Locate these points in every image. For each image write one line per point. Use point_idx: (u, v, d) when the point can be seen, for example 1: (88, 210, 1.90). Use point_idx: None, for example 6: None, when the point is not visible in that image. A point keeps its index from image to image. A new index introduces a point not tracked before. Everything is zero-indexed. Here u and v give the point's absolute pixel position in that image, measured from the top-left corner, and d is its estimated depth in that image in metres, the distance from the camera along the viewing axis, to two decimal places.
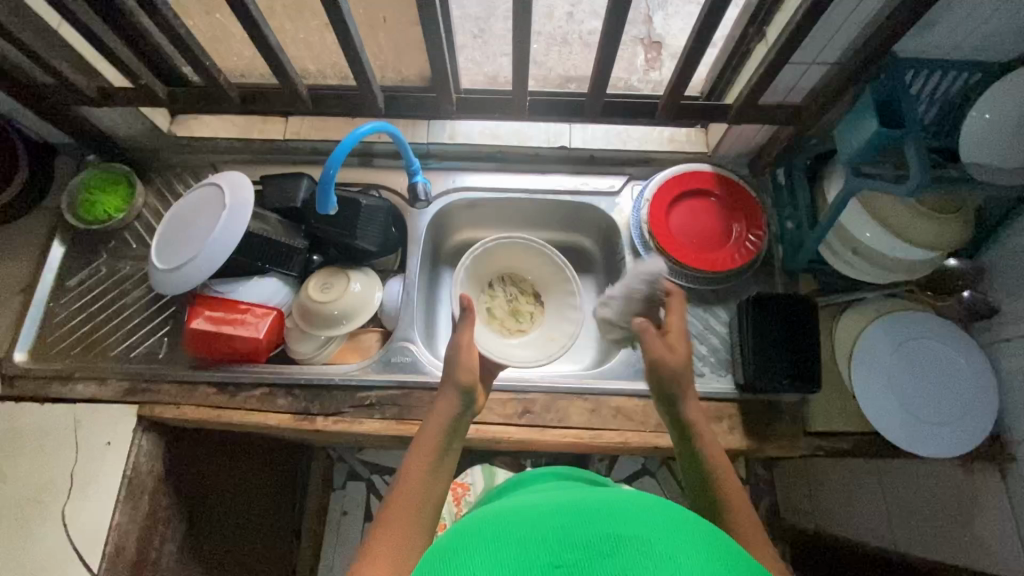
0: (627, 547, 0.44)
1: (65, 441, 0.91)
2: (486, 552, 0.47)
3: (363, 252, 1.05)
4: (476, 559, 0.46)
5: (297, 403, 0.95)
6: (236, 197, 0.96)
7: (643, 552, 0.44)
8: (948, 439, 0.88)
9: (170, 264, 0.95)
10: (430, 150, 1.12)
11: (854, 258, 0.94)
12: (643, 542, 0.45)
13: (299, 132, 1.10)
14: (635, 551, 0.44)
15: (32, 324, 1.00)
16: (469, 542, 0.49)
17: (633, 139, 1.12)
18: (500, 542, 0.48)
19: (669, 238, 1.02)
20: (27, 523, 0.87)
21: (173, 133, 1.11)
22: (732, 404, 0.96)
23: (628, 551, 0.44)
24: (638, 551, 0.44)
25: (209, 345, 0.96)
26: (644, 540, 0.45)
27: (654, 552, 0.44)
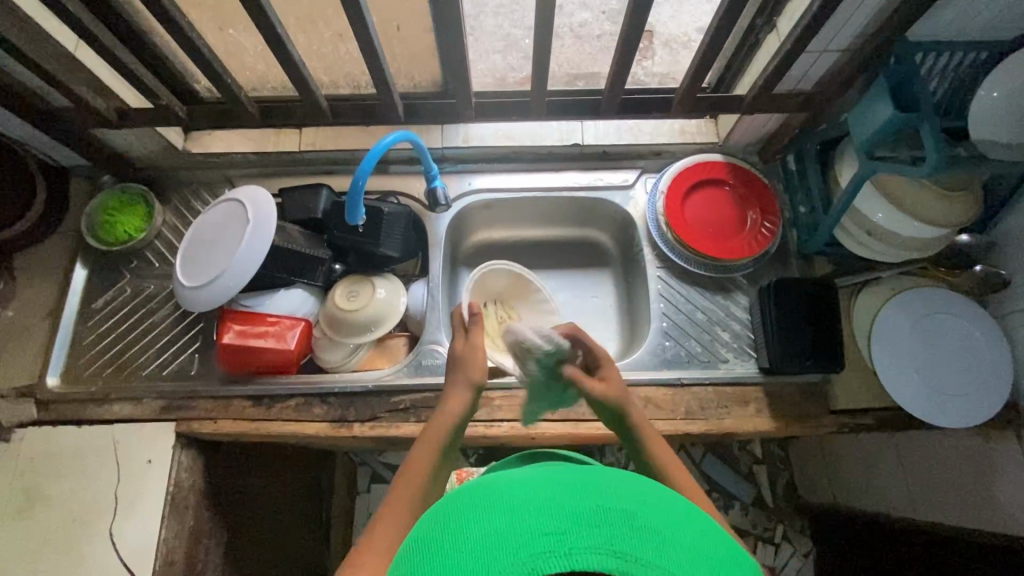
0: (619, 528, 0.44)
1: (106, 462, 0.92)
2: (478, 516, 0.47)
3: (385, 258, 1.06)
4: (471, 520, 0.47)
5: (333, 411, 0.96)
6: (259, 211, 0.97)
7: (642, 528, 0.45)
8: (968, 408, 0.90)
9: (198, 281, 0.96)
10: (445, 154, 1.13)
11: (869, 239, 0.96)
12: (644, 520, 0.46)
13: (315, 143, 1.11)
14: (635, 526, 0.45)
15: (61, 347, 1.01)
16: (463, 505, 0.49)
17: (644, 133, 1.14)
18: (494, 505, 0.47)
19: (687, 229, 1.04)
20: (75, 544, 0.88)
21: (188, 150, 1.12)
22: (756, 388, 0.98)
23: (627, 525, 0.45)
24: (638, 527, 0.45)
25: (241, 359, 0.97)
26: (645, 517, 0.46)
27: (652, 531, 0.45)
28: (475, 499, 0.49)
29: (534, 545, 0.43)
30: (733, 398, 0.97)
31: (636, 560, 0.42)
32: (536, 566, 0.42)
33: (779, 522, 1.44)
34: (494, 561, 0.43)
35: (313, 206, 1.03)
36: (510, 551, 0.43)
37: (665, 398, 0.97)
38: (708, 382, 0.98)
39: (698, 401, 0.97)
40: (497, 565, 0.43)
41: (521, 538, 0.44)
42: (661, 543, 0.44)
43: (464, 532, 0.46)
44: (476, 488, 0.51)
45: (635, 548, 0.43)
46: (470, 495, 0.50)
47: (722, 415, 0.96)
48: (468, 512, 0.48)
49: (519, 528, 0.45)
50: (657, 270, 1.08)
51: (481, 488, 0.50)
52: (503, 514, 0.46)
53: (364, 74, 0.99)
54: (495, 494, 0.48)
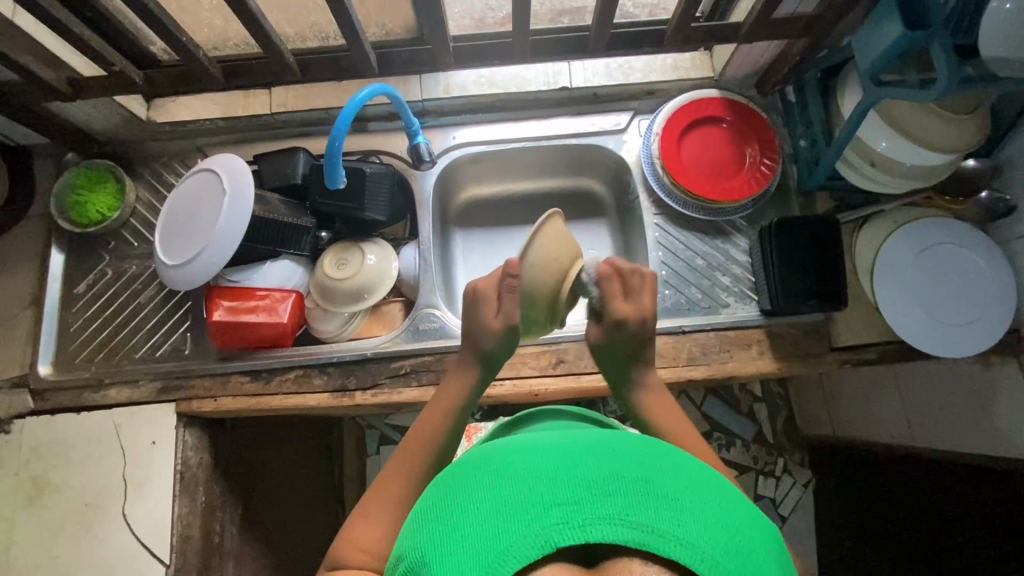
0: (634, 500, 0.42)
1: (110, 446, 0.92)
2: (487, 490, 0.45)
3: (372, 222, 1.02)
4: (479, 492, 0.46)
5: (333, 381, 0.95)
6: (236, 181, 0.92)
7: (658, 497, 0.43)
8: (974, 336, 0.90)
9: (180, 259, 0.92)
10: (425, 107, 1.06)
11: (873, 170, 0.93)
12: (659, 488, 0.44)
13: (287, 104, 1.05)
14: (650, 496, 0.43)
15: (48, 336, 0.98)
16: (472, 479, 0.48)
17: (636, 70, 1.06)
18: (503, 478, 0.46)
19: (684, 171, 1.00)
20: (90, 527, 0.89)
21: (153, 120, 1.04)
22: (759, 330, 0.97)
23: (641, 494, 0.43)
24: (653, 496, 0.43)
25: (234, 335, 0.95)
26: (660, 485, 0.44)
27: (669, 499, 0.43)
28: (481, 474, 0.48)
29: (545, 516, 0.41)
30: (735, 342, 0.96)
31: (655, 530, 0.40)
32: (547, 538, 0.40)
33: (779, 455, 1.48)
34: (504, 536, 0.41)
35: (292, 172, 0.99)
36: (520, 523, 0.41)
37: (666, 346, 0.96)
38: (711, 327, 0.97)
39: (700, 347, 0.96)
40: (506, 538, 0.41)
41: (529, 511, 0.42)
42: (679, 511, 0.42)
43: (471, 505, 0.45)
44: (483, 463, 0.49)
45: (652, 518, 0.41)
46: (477, 470, 0.49)
47: (724, 359, 0.95)
48: (475, 488, 0.46)
49: (527, 500, 0.43)
50: (654, 217, 1.04)
51: (488, 464, 0.49)
52: (511, 487, 0.45)
53: (331, 23, 0.92)
54: (502, 467, 0.47)
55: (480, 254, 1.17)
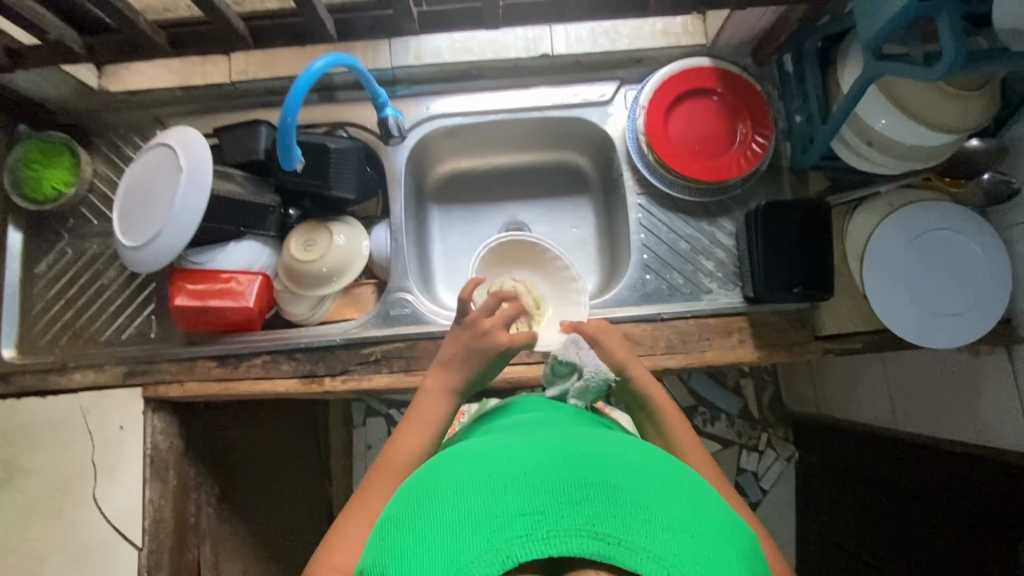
0: (602, 512, 0.43)
1: (78, 431, 0.91)
2: (456, 500, 0.45)
3: (340, 201, 0.97)
4: (448, 501, 0.46)
5: (302, 367, 0.93)
6: (192, 158, 0.87)
7: (625, 506, 0.44)
8: (962, 328, 0.86)
9: (137, 240, 0.88)
10: (396, 75, 0.99)
11: (869, 150, 0.88)
12: (627, 497, 0.44)
13: (247, 71, 0.98)
14: (618, 506, 0.43)
15: (10, 318, 0.96)
16: (442, 485, 0.48)
17: (623, 36, 0.99)
18: (472, 487, 0.46)
19: (670, 149, 0.94)
20: (62, 511, 0.89)
21: (107, 89, 0.97)
22: (742, 318, 0.94)
23: (608, 503, 0.43)
24: (620, 504, 0.44)
25: (198, 319, 0.92)
26: (627, 493, 0.45)
27: (637, 509, 0.43)
28: (448, 482, 0.48)
29: (510, 529, 0.42)
30: (715, 331, 0.93)
31: (621, 541, 0.41)
32: (510, 554, 0.41)
33: (763, 431, 1.48)
34: (468, 551, 0.41)
35: (254, 147, 0.93)
36: (484, 537, 0.42)
37: (644, 334, 0.93)
38: (691, 315, 0.94)
39: (679, 335, 0.93)
40: (470, 554, 0.41)
41: (496, 523, 0.42)
42: (646, 519, 0.43)
43: (437, 517, 0.45)
44: (450, 471, 0.50)
45: (618, 530, 0.41)
46: (448, 476, 0.49)
47: (703, 347, 0.92)
48: (444, 496, 0.47)
49: (492, 513, 0.43)
50: (638, 197, 0.99)
51: (455, 472, 0.49)
52: (476, 498, 0.45)
53: None
54: (468, 477, 0.48)
55: (458, 232, 1.12)
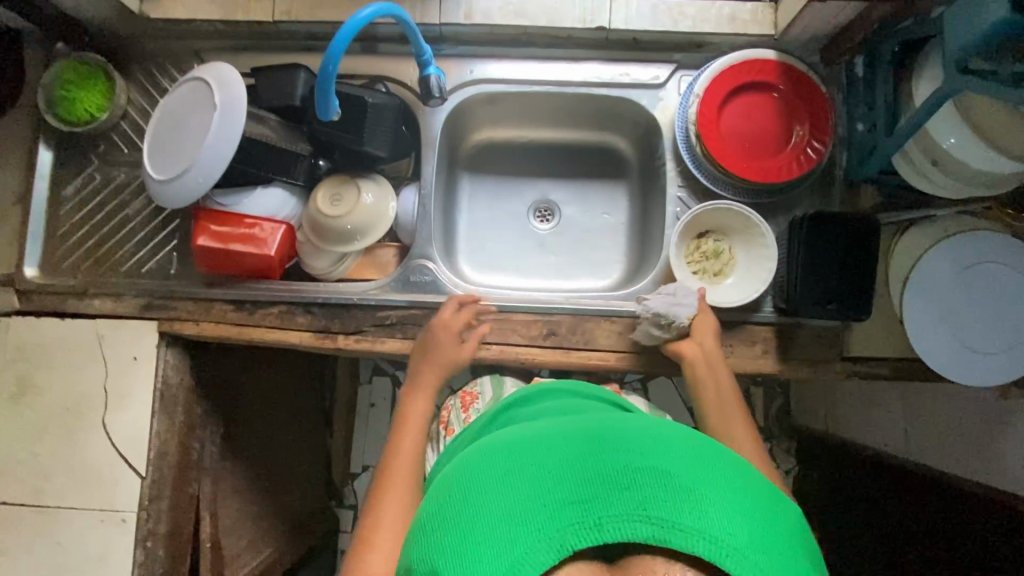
0: (653, 496, 0.45)
1: (93, 356, 0.92)
2: (504, 488, 0.48)
3: (372, 158, 0.95)
4: (496, 489, 0.48)
5: (317, 321, 0.93)
6: (228, 95, 0.84)
7: (674, 488, 0.45)
8: (999, 367, 0.83)
9: (165, 174, 0.87)
10: (442, 33, 0.95)
11: (932, 171, 0.82)
12: (674, 478, 0.46)
13: (291, 12, 0.94)
14: (666, 488, 0.45)
15: (35, 237, 0.96)
16: (487, 472, 0.50)
17: (687, 16, 0.92)
18: (519, 475, 0.48)
19: (720, 142, 0.89)
20: (72, 432, 0.91)
21: (146, 15, 0.93)
22: (768, 328, 0.90)
23: (656, 487, 0.45)
24: (668, 487, 0.46)
25: (219, 261, 0.91)
26: (673, 474, 0.47)
27: (685, 490, 0.45)
28: (491, 468, 0.50)
29: (562, 518, 0.44)
30: (739, 338, 0.90)
31: (673, 525, 0.43)
32: (565, 542, 0.43)
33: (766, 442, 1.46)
34: (524, 539, 0.44)
35: (291, 92, 0.91)
36: (538, 526, 0.44)
37: None
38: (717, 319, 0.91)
39: None
40: (527, 542, 0.44)
41: (548, 512, 0.45)
42: (696, 499, 0.45)
43: (486, 504, 0.47)
44: (491, 458, 0.52)
45: (670, 512, 0.44)
46: (490, 462, 0.51)
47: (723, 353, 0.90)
48: (491, 483, 0.49)
49: (541, 502, 0.46)
50: (678, 190, 0.95)
51: (498, 458, 0.51)
52: (524, 485, 0.47)
53: None
54: (511, 464, 0.50)
55: (486, 204, 1.09)
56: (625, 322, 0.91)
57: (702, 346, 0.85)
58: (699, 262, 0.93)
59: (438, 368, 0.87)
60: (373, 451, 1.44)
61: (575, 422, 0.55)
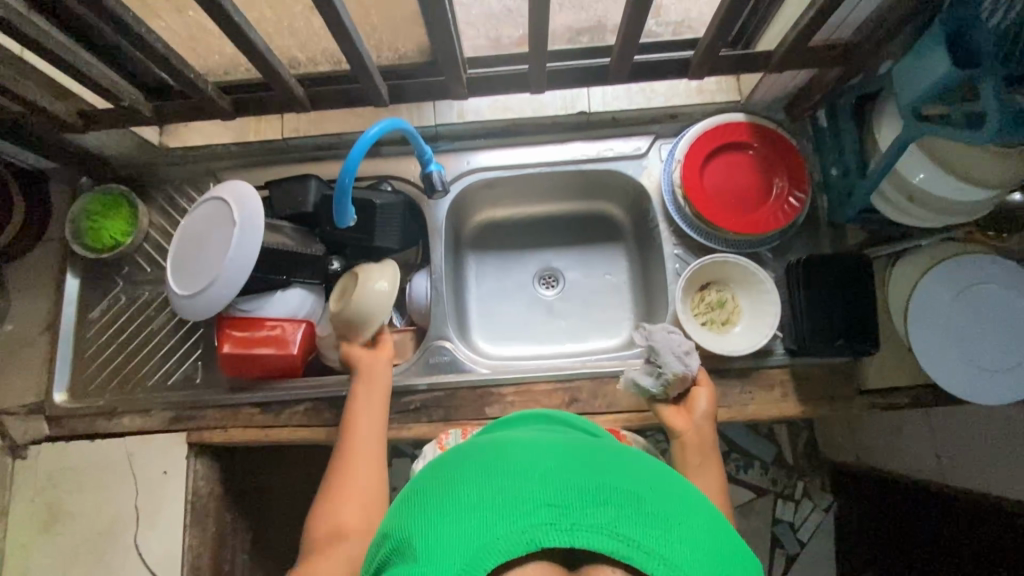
0: (627, 513, 0.40)
1: (123, 476, 0.92)
2: (479, 478, 0.43)
3: (383, 250, 1.01)
4: (471, 479, 0.44)
5: (343, 414, 0.94)
6: (246, 211, 0.90)
7: (651, 514, 0.41)
8: (1014, 384, 0.85)
9: (190, 290, 0.91)
10: (438, 132, 1.03)
11: (910, 206, 0.88)
12: (654, 505, 0.42)
13: (298, 128, 1.03)
14: (641, 512, 0.41)
15: (64, 362, 0.99)
16: (466, 463, 0.46)
17: (659, 94, 1.03)
18: (496, 469, 0.44)
19: (707, 201, 0.95)
20: (103, 557, 0.89)
21: (166, 146, 1.04)
22: (784, 370, 0.92)
23: (631, 507, 0.41)
24: (645, 510, 0.41)
25: (243, 366, 0.94)
26: (652, 501, 0.42)
27: (661, 519, 0.41)
28: (473, 459, 0.46)
29: (532, 515, 0.40)
30: (756, 383, 0.92)
31: (642, 546, 0.39)
32: (532, 537, 0.39)
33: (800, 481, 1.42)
34: (485, 526, 0.40)
35: (304, 200, 0.97)
36: (503, 518, 0.40)
37: None
38: (732, 367, 0.93)
39: (720, 388, 0.92)
40: (491, 530, 0.39)
41: (517, 509, 0.40)
42: (672, 530, 0.40)
43: (458, 488, 0.43)
44: (475, 452, 0.47)
45: (643, 535, 0.39)
46: (472, 456, 0.47)
47: (745, 401, 0.91)
48: (467, 472, 0.45)
49: (516, 494, 0.41)
50: (674, 248, 1.00)
51: (483, 451, 0.47)
52: (501, 478, 0.43)
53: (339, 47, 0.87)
54: (495, 458, 0.45)
55: (493, 278, 1.14)
56: None
57: (695, 423, 0.82)
58: (705, 312, 0.97)
59: (384, 388, 0.89)
60: None
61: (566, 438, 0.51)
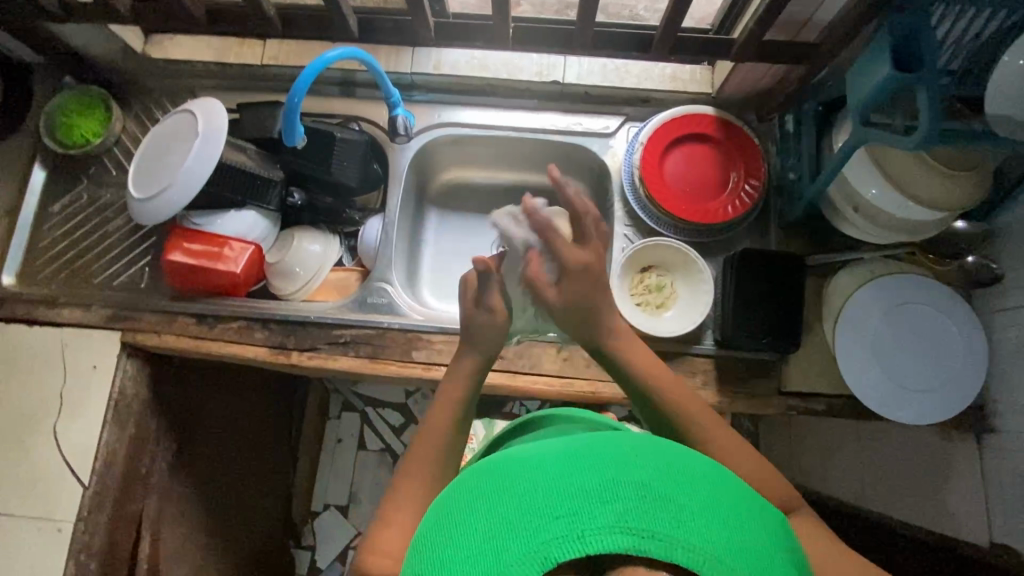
0: (633, 504, 0.43)
1: (54, 363, 0.94)
2: (489, 507, 0.46)
3: (343, 187, 1.03)
4: (481, 511, 0.46)
5: (274, 337, 0.96)
6: (209, 125, 0.93)
7: (656, 500, 0.44)
8: (929, 406, 0.86)
9: (144, 194, 0.93)
10: (414, 81, 1.05)
11: (854, 215, 0.89)
12: (656, 490, 0.45)
13: (278, 57, 1.04)
14: (646, 499, 0.44)
15: (17, 248, 1.01)
16: (472, 495, 0.48)
17: (632, 76, 1.04)
18: (504, 493, 0.47)
19: (660, 185, 0.96)
20: (21, 437, 0.92)
21: (150, 56, 1.07)
22: (709, 361, 0.93)
23: (636, 499, 0.44)
24: (649, 499, 0.44)
25: (188, 277, 0.96)
26: (654, 488, 0.45)
27: (666, 501, 0.44)
28: (479, 490, 0.48)
29: (546, 531, 0.42)
30: (680, 369, 0.93)
31: (653, 535, 0.41)
32: (550, 555, 0.41)
33: None
34: (505, 557, 0.42)
35: (270, 125, 0.99)
36: (520, 542, 0.42)
37: None
38: (659, 350, 0.93)
39: None
40: (514, 559, 0.42)
41: (529, 528, 0.43)
42: (678, 511, 0.43)
43: (472, 524, 0.46)
44: (477, 480, 0.50)
45: (651, 523, 0.42)
46: (476, 486, 0.49)
47: None
48: (477, 506, 0.47)
49: (526, 518, 0.44)
50: (624, 228, 1.01)
51: (484, 480, 0.50)
52: (508, 505, 0.46)
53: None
54: (499, 487, 0.48)
55: (451, 237, 1.15)
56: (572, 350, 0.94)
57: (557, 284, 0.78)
58: (642, 294, 0.97)
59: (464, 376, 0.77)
60: (335, 485, 1.46)
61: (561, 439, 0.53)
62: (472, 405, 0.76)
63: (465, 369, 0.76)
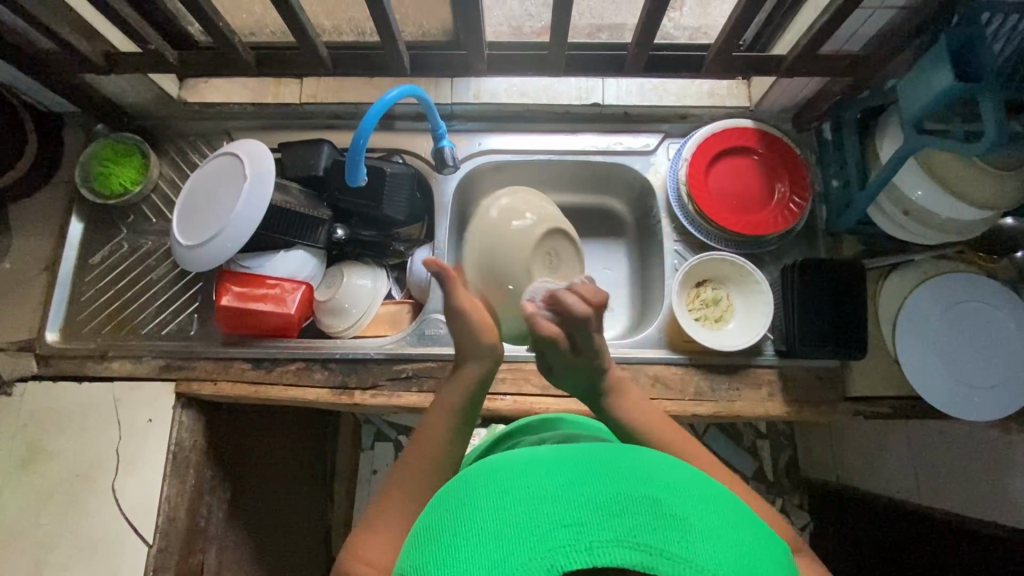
0: (637, 519, 0.41)
1: (108, 420, 0.92)
2: (492, 507, 0.44)
3: (390, 221, 1.03)
4: (484, 511, 0.44)
5: (334, 377, 0.95)
6: (256, 167, 0.91)
7: (668, 517, 0.42)
8: (995, 401, 0.86)
9: (192, 241, 0.91)
10: (454, 110, 1.06)
11: (905, 220, 0.89)
12: (666, 506, 0.43)
13: (316, 95, 1.04)
14: (656, 515, 0.42)
15: (59, 304, 0.99)
16: (477, 492, 0.46)
17: (670, 93, 1.05)
18: (509, 494, 0.44)
19: (710, 200, 0.97)
20: (78, 498, 0.89)
21: (184, 99, 1.05)
22: (771, 370, 0.94)
23: (648, 514, 0.42)
24: (659, 514, 0.42)
25: (240, 321, 0.95)
26: (668, 504, 0.43)
27: (677, 519, 0.42)
28: (483, 488, 0.46)
29: (551, 538, 0.40)
30: (744, 380, 0.94)
31: (661, 552, 0.39)
32: (554, 562, 0.39)
33: (777, 496, 1.38)
34: (508, 559, 0.40)
35: (314, 164, 0.98)
36: (525, 547, 0.40)
37: (674, 377, 0.94)
38: (723, 364, 0.94)
39: (709, 382, 0.94)
40: (515, 561, 0.40)
41: (535, 534, 0.41)
42: (688, 530, 0.41)
43: (474, 521, 0.43)
44: (483, 478, 0.48)
45: (661, 541, 0.40)
46: (480, 485, 0.47)
47: (732, 397, 0.93)
48: (481, 504, 0.45)
49: (532, 522, 0.41)
50: (675, 243, 1.02)
51: (491, 477, 0.47)
52: (515, 507, 0.43)
53: (368, 19, 0.91)
54: (505, 487, 0.45)
55: None
56: (635, 369, 0.94)
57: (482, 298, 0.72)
58: (699, 308, 0.98)
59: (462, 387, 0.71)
60: None
61: (571, 447, 0.51)
62: (469, 423, 0.70)
63: (466, 381, 0.70)
